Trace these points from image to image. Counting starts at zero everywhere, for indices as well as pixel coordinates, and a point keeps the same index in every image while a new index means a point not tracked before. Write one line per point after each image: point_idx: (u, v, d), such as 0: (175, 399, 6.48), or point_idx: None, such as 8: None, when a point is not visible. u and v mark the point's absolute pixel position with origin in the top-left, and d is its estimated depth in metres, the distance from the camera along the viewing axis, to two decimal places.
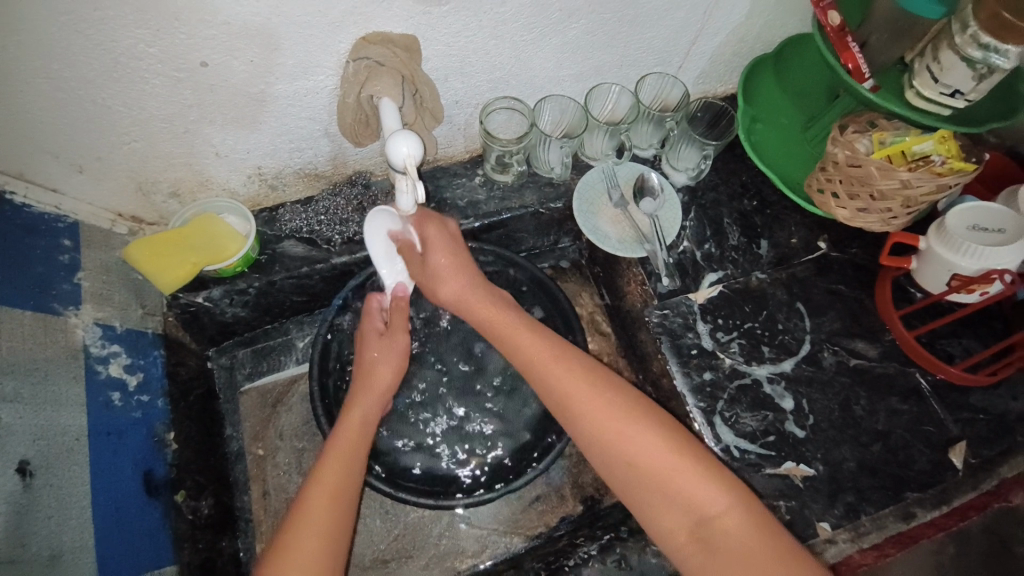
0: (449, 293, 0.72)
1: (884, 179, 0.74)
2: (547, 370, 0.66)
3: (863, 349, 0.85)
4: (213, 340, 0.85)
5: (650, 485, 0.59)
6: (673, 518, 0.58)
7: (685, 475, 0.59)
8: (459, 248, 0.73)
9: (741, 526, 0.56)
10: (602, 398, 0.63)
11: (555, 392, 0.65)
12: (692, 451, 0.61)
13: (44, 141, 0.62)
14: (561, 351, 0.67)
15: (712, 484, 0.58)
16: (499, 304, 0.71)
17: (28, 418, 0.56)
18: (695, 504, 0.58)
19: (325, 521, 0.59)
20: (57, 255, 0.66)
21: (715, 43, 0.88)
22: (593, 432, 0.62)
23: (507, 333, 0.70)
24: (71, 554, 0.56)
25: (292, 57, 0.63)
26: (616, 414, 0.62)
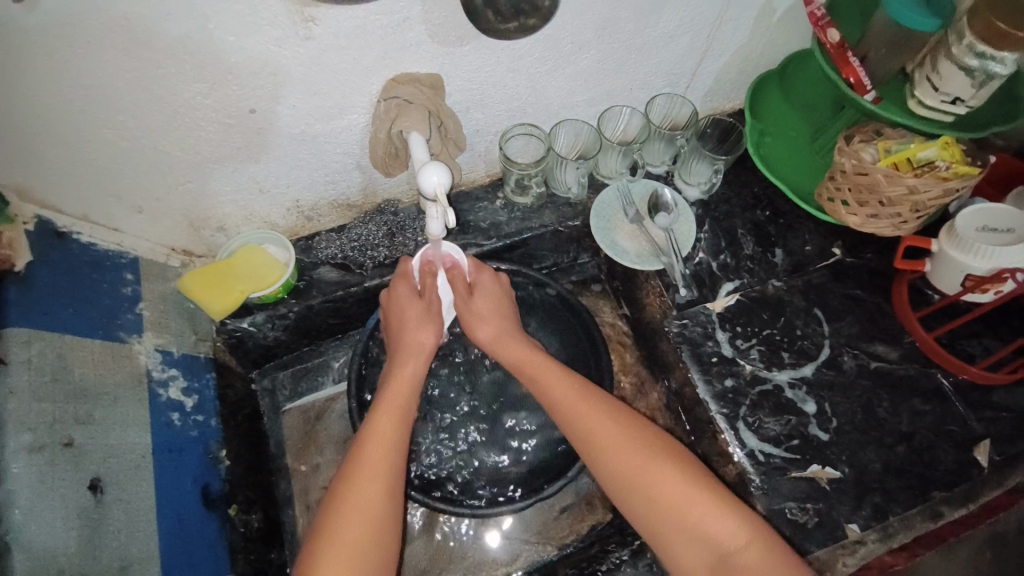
0: (482, 335, 0.77)
1: (891, 186, 0.77)
2: (576, 408, 0.69)
3: (884, 352, 0.87)
4: (256, 363, 0.91)
5: (676, 520, 0.61)
6: (692, 553, 0.61)
7: (709, 512, 0.61)
8: (496, 291, 0.79)
9: (762, 563, 0.59)
10: (621, 433, 0.67)
11: (581, 431, 0.68)
12: (718, 489, 0.63)
13: (110, 185, 0.69)
14: (583, 389, 0.71)
15: (734, 522, 0.61)
16: (527, 346, 0.75)
17: (98, 439, 0.61)
18: (713, 538, 0.60)
19: (363, 539, 0.59)
20: (120, 288, 0.72)
21: (720, 64, 0.92)
22: (616, 465, 0.65)
23: (535, 375, 0.73)
24: (140, 564, 0.60)
25: (331, 100, 0.69)
26: (644, 452, 0.65)
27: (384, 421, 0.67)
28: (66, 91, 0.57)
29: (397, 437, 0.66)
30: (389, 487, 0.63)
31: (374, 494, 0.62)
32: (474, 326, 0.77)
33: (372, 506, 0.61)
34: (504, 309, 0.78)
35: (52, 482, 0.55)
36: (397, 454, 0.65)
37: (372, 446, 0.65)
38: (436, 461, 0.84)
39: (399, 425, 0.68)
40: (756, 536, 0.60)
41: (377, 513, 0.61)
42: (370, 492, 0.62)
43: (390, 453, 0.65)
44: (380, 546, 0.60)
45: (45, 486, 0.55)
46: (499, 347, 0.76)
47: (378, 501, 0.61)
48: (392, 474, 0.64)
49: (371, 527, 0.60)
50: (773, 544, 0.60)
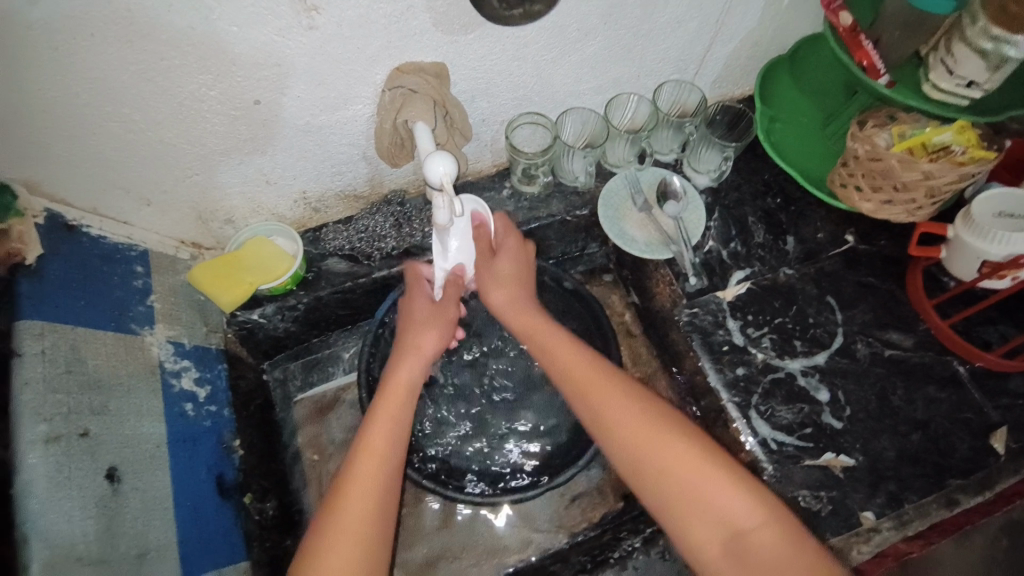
0: (497, 300, 0.75)
1: (905, 171, 0.76)
2: (579, 379, 0.68)
3: (898, 340, 0.86)
4: (266, 354, 0.91)
5: (685, 495, 0.60)
6: (706, 529, 0.59)
7: (717, 489, 0.59)
8: (520, 258, 0.76)
9: (776, 544, 0.56)
10: (634, 408, 0.65)
11: (590, 403, 0.67)
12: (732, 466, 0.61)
13: (118, 179, 0.69)
14: (594, 362, 0.70)
15: (744, 499, 0.59)
16: (541, 317, 0.74)
17: (113, 429, 0.62)
18: (728, 515, 0.58)
19: (357, 523, 0.60)
20: (132, 280, 0.72)
21: (729, 49, 0.91)
22: (627, 439, 0.63)
23: (548, 347, 0.72)
24: (156, 552, 0.61)
25: (335, 91, 0.68)
26: (652, 429, 0.63)
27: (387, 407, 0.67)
28: (73, 83, 0.57)
29: (399, 424, 0.67)
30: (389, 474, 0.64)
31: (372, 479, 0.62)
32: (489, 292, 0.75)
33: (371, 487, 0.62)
34: (523, 277, 0.76)
35: (69, 472, 0.56)
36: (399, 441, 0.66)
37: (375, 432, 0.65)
38: (446, 449, 0.84)
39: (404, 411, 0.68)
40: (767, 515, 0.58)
41: (375, 500, 0.62)
42: (369, 477, 0.62)
43: (392, 440, 0.65)
44: (379, 529, 0.61)
45: (62, 476, 0.55)
46: (512, 316, 0.75)
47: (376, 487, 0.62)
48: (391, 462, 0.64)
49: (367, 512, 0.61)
50: (785, 524, 0.58)
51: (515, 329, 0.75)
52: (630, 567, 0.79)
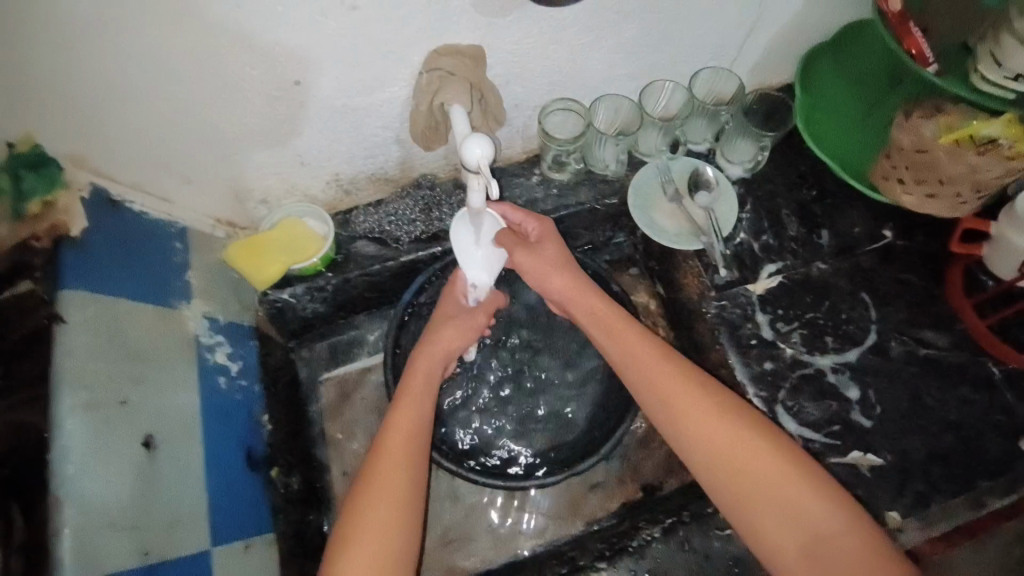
0: (556, 284, 0.75)
1: (953, 164, 0.73)
2: (649, 375, 0.68)
3: (933, 339, 0.83)
4: (294, 333, 0.93)
5: (761, 497, 0.59)
6: (784, 531, 0.58)
7: (791, 492, 0.59)
8: (561, 242, 0.76)
9: (858, 553, 0.55)
10: (707, 405, 0.64)
11: (660, 396, 0.66)
12: (807, 468, 0.60)
13: (160, 156, 0.71)
14: (665, 354, 0.69)
15: (820, 504, 0.58)
16: (603, 301, 0.74)
17: (150, 399, 0.64)
18: (808, 519, 0.58)
19: (391, 512, 0.61)
20: (170, 256, 0.74)
21: (770, 35, 0.88)
22: (699, 437, 0.63)
23: (616, 336, 0.72)
24: (187, 519, 0.63)
25: (372, 72, 0.69)
26: (723, 428, 0.63)
27: (405, 399, 0.69)
28: (124, 61, 0.59)
29: (418, 414, 0.68)
30: (412, 462, 0.65)
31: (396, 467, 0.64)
32: (544, 284, 0.76)
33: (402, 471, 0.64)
34: (570, 260, 0.76)
35: (106, 438, 0.58)
36: (421, 433, 0.67)
37: (394, 422, 0.67)
38: (468, 433, 0.85)
39: (421, 402, 0.70)
40: (847, 521, 0.57)
41: (400, 487, 0.63)
42: (393, 467, 0.64)
43: (414, 431, 0.67)
44: (410, 509, 0.62)
45: (99, 441, 0.57)
46: (573, 299, 0.74)
47: (400, 475, 0.63)
48: (415, 448, 0.66)
49: (395, 500, 0.62)
50: (863, 531, 0.57)
51: (577, 313, 0.75)
52: (648, 556, 0.75)
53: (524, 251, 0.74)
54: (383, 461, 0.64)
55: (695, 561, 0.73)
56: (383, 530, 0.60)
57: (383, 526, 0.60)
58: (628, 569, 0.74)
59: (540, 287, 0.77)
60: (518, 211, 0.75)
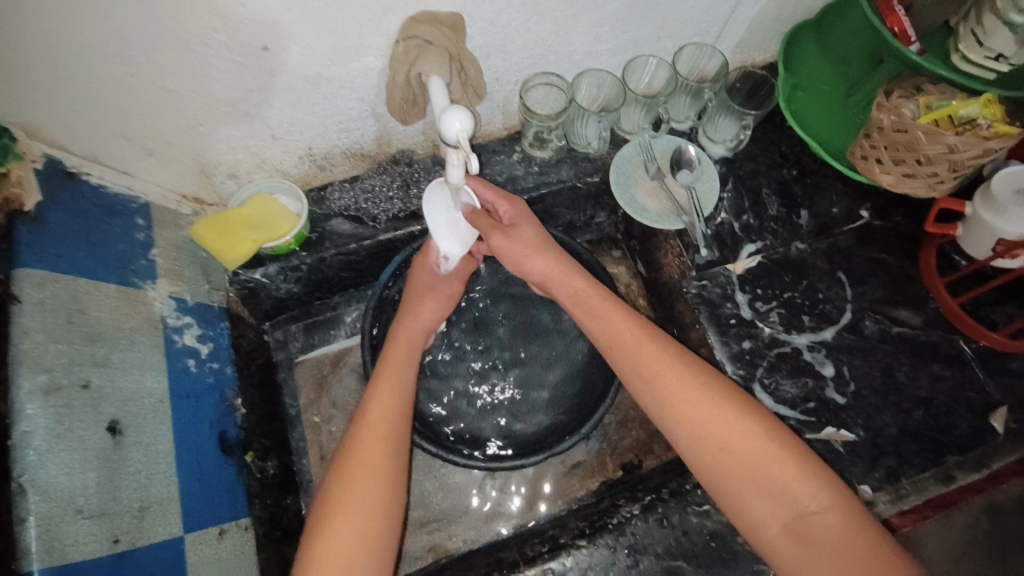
0: (537, 265, 0.73)
1: (931, 144, 0.73)
2: (635, 356, 0.67)
3: (907, 317, 0.85)
4: (267, 315, 0.90)
5: (746, 475, 0.60)
6: (768, 509, 0.59)
7: (776, 470, 0.59)
8: (535, 223, 0.75)
9: (840, 526, 0.57)
10: (692, 385, 0.64)
11: (644, 377, 0.66)
12: (790, 446, 0.61)
13: (118, 125, 0.66)
14: (648, 334, 0.68)
15: (804, 482, 0.59)
16: (585, 282, 0.73)
17: (116, 383, 0.61)
18: (792, 495, 0.58)
19: (375, 494, 0.60)
20: (133, 233, 0.70)
21: (755, 11, 0.87)
22: (683, 417, 0.63)
23: (599, 318, 0.71)
24: (158, 505, 0.61)
25: (347, 40, 0.65)
26: (710, 409, 0.63)
27: (385, 381, 0.67)
28: (73, 18, 0.54)
29: (398, 395, 0.67)
30: (394, 445, 0.63)
31: (377, 451, 0.62)
32: (523, 269, 0.74)
33: (387, 454, 0.62)
34: (549, 242, 0.75)
35: (70, 424, 0.55)
36: (400, 415, 0.66)
37: (374, 404, 0.65)
38: (449, 413, 0.83)
39: (400, 383, 0.68)
40: (831, 498, 0.58)
41: (383, 470, 0.61)
42: (375, 451, 0.62)
43: (393, 415, 0.65)
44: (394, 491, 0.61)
45: (62, 427, 0.54)
46: (555, 281, 0.73)
47: (383, 457, 0.62)
48: (396, 430, 0.64)
49: (378, 483, 0.60)
50: (846, 507, 0.58)
51: (559, 294, 0.74)
52: (628, 533, 0.74)
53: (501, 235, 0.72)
54: (364, 444, 0.62)
55: (673, 538, 0.74)
56: (366, 514, 0.58)
57: (367, 511, 0.59)
58: (607, 546, 0.73)
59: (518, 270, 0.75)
60: (491, 191, 0.74)
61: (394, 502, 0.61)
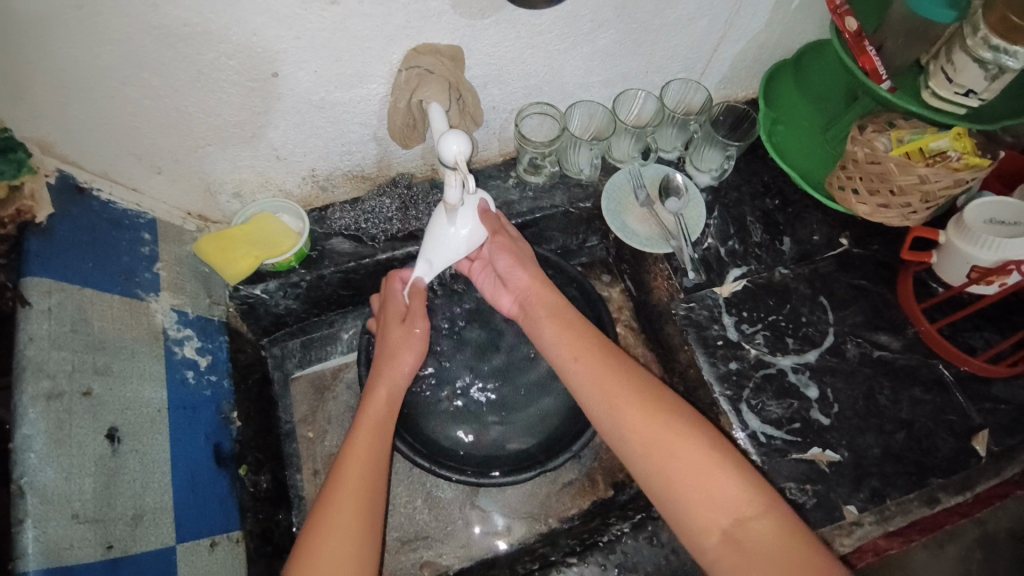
0: (521, 278, 0.79)
1: (902, 176, 0.78)
2: (586, 374, 0.70)
3: (887, 341, 0.88)
4: (266, 330, 0.92)
5: (687, 486, 0.61)
6: (708, 518, 0.60)
7: (714, 479, 0.61)
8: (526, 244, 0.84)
9: (774, 533, 0.58)
10: (644, 405, 0.66)
11: (597, 392, 0.69)
12: (734, 459, 0.62)
13: (129, 145, 0.69)
14: (602, 354, 0.72)
15: (739, 488, 0.60)
16: (554, 295, 0.78)
17: (115, 391, 0.62)
18: (730, 503, 0.60)
19: (351, 526, 0.61)
20: (139, 247, 0.72)
21: (736, 50, 0.92)
22: (632, 432, 0.65)
23: (555, 331, 0.75)
24: (152, 513, 0.61)
25: (351, 68, 0.69)
26: (651, 420, 0.65)
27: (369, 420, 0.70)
28: (96, 44, 0.57)
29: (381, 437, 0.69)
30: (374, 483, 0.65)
31: (360, 486, 0.64)
32: (508, 277, 0.80)
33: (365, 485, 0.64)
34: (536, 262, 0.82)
35: (69, 430, 0.56)
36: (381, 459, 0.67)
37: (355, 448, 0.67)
38: (442, 431, 0.84)
39: (386, 424, 0.71)
40: (768, 508, 0.59)
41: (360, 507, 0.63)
42: (353, 492, 0.63)
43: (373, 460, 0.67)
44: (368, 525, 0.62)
45: (62, 433, 0.55)
46: (532, 295, 0.79)
47: (370, 491, 0.64)
48: (376, 452, 0.67)
49: (359, 505, 0.63)
50: (784, 518, 0.59)
51: (530, 308, 0.78)
52: (618, 551, 0.74)
53: (507, 240, 0.79)
54: (350, 474, 0.65)
55: (663, 556, 0.74)
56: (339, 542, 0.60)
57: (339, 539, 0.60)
58: (597, 564, 0.74)
59: (502, 278, 0.81)
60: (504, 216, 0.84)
61: (372, 533, 0.62)
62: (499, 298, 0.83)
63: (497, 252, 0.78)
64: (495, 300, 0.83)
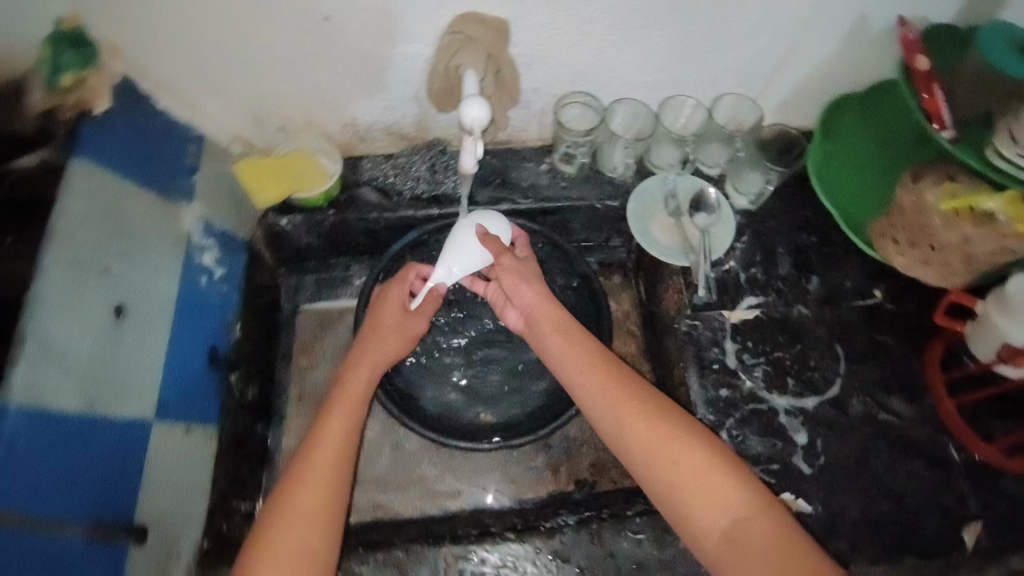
0: (528, 295, 0.76)
1: (945, 231, 0.75)
2: (581, 374, 0.71)
3: (897, 407, 0.83)
4: (286, 261, 0.97)
5: (683, 485, 0.62)
6: (706, 517, 0.61)
7: (712, 481, 0.62)
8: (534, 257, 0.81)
9: (768, 532, 0.59)
10: (639, 409, 0.67)
11: (592, 396, 0.69)
12: (727, 459, 0.63)
13: (192, 66, 0.76)
14: (600, 359, 0.71)
15: (734, 488, 0.61)
16: (557, 308, 0.75)
17: (130, 273, 0.69)
18: (727, 502, 0.61)
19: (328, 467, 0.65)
20: (183, 155, 0.79)
21: (800, 73, 0.89)
22: (626, 438, 0.66)
23: (558, 342, 0.73)
24: (137, 389, 0.68)
25: (400, 24, 0.73)
26: (648, 422, 0.66)
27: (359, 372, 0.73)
28: None
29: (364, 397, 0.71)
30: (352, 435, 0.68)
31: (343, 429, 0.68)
32: (513, 294, 0.77)
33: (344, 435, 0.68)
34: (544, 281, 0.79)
35: (80, 295, 0.63)
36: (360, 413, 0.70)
37: (348, 392, 0.71)
38: (422, 387, 0.87)
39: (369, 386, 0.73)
40: (761, 506, 0.61)
41: (335, 456, 0.66)
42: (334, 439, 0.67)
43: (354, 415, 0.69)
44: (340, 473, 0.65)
45: (74, 296, 0.62)
46: (536, 309, 0.76)
47: (349, 438, 0.68)
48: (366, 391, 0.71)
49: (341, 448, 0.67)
50: (779, 516, 0.61)
51: (535, 325, 0.75)
52: (556, 540, 0.75)
53: (513, 260, 0.77)
54: (337, 418, 0.69)
55: (600, 556, 0.74)
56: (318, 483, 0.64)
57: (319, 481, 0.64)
58: (533, 547, 0.75)
59: (506, 295, 0.78)
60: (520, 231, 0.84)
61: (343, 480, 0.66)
62: (505, 312, 0.80)
63: (501, 271, 0.77)
64: (501, 314, 0.81)
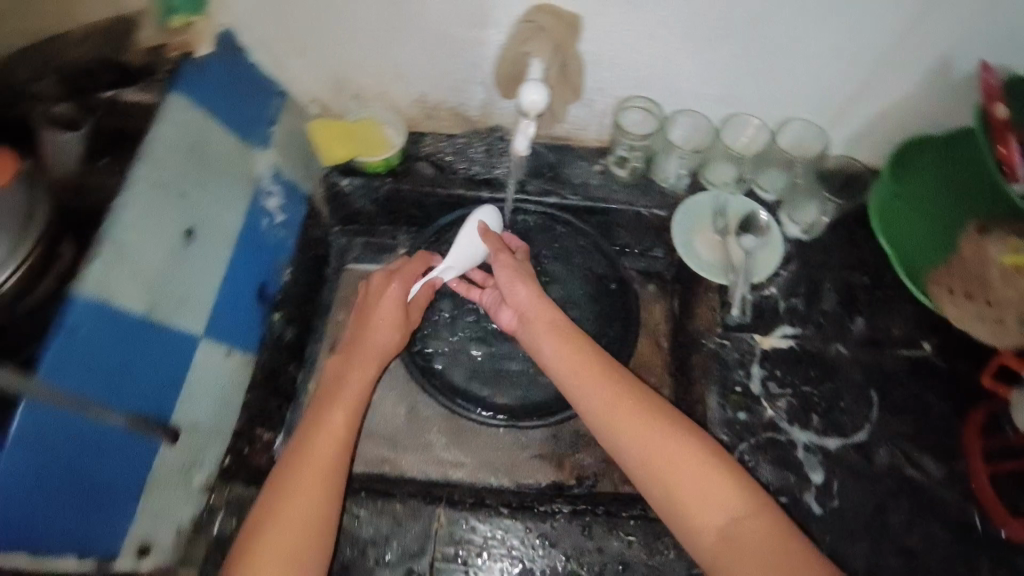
0: (522, 295, 0.78)
1: (1003, 287, 0.71)
2: (576, 375, 0.71)
3: (926, 465, 0.78)
4: (342, 219, 1.02)
5: (681, 481, 0.62)
6: (702, 515, 0.60)
7: (711, 481, 0.62)
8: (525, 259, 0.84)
9: (763, 532, 0.59)
10: (638, 405, 0.67)
11: (587, 396, 0.69)
12: (724, 460, 0.63)
13: (286, 30, 0.82)
14: (599, 357, 0.72)
15: (732, 487, 0.61)
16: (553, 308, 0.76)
17: (204, 200, 0.76)
18: (724, 500, 0.61)
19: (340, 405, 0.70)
20: (266, 106, 0.87)
21: (876, 107, 0.86)
22: (623, 436, 0.66)
23: (552, 340, 0.74)
24: (192, 305, 0.74)
25: (478, 8, 0.77)
26: (645, 420, 0.66)
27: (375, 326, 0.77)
28: None
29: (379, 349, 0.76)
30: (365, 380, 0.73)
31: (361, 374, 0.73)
32: (509, 293, 0.79)
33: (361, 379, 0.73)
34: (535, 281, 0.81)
35: (157, 212, 0.70)
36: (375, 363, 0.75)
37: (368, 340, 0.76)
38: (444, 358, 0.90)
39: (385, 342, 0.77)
40: (757, 506, 0.60)
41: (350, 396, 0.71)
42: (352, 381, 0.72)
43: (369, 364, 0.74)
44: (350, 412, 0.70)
45: (152, 212, 0.69)
46: (533, 308, 0.77)
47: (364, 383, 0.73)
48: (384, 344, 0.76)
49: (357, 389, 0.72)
50: (774, 518, 0.60)
51: (529, 326, 0.76)
52: (547, 524, 0.76)
53: (509, 258, 0.80)
54: (357, 365, 0.74)
55: (588, 547, 0.75)
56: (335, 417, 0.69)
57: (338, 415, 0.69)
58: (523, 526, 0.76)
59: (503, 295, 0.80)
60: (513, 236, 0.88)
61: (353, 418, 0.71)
62: (500, 313, 0.82)
63: (499, 270, 0.79)
64: (495, 314, 0.83)
